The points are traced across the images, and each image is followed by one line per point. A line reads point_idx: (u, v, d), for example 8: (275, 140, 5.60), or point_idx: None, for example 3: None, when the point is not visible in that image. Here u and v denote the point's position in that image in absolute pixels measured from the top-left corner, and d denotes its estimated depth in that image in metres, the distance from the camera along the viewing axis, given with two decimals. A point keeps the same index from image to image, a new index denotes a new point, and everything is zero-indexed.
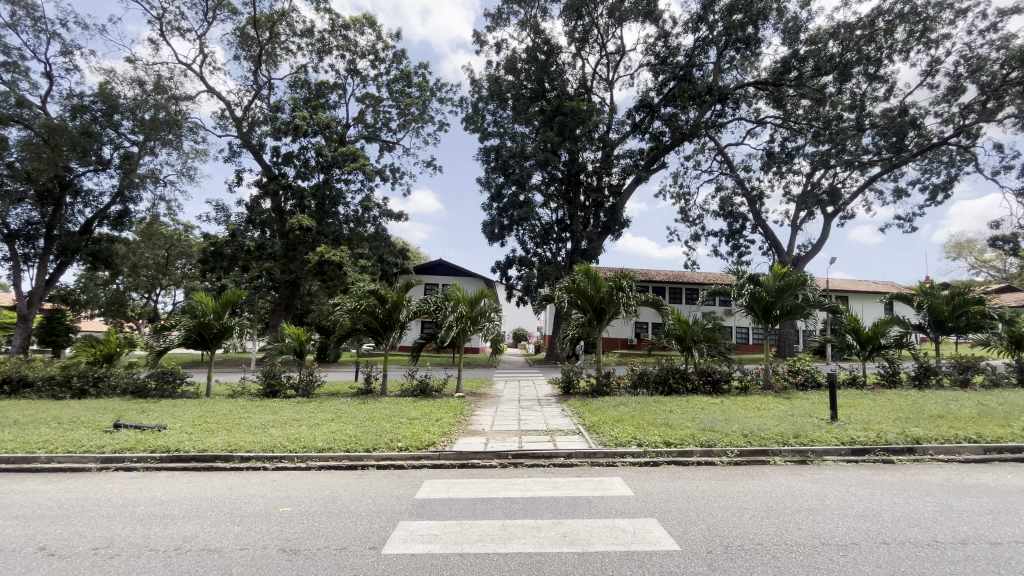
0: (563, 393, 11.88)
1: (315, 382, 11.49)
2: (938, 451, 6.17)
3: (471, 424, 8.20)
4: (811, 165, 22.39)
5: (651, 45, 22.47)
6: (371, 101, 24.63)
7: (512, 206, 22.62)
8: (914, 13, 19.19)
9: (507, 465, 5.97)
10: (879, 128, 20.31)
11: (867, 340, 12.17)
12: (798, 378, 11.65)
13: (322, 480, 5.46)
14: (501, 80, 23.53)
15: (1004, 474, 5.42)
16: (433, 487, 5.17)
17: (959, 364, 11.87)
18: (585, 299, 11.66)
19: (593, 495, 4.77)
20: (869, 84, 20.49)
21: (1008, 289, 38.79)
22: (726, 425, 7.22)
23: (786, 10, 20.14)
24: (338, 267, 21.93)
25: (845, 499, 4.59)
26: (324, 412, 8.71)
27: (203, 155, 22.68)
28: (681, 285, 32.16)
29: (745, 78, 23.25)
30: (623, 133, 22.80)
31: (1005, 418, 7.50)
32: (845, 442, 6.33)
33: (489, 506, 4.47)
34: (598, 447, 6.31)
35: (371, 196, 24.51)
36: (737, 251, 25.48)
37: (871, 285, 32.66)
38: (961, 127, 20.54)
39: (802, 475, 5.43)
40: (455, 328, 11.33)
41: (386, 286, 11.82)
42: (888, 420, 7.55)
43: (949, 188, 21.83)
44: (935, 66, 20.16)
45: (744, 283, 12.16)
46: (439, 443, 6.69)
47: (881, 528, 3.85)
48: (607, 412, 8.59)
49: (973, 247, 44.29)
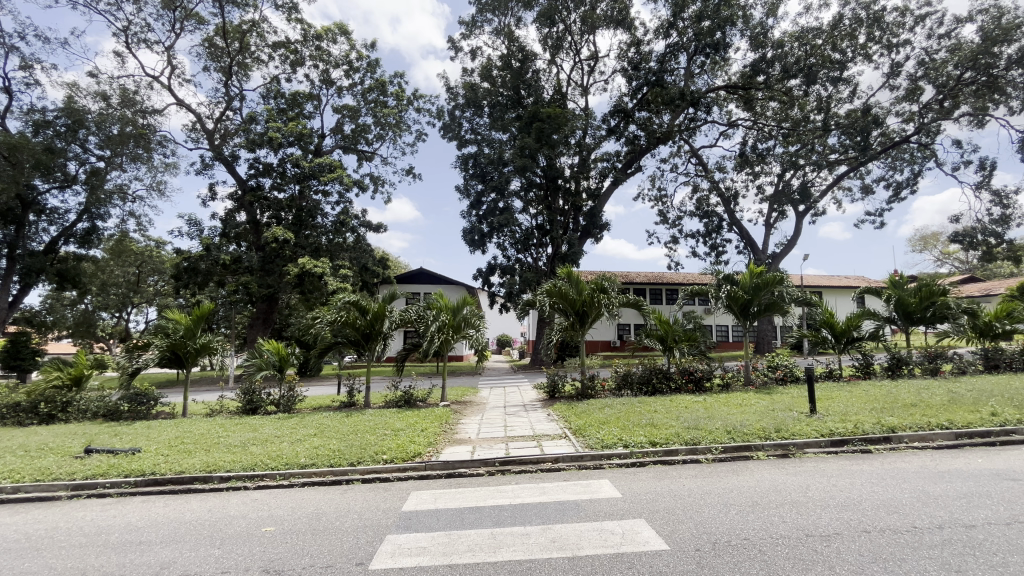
0: (549, 398, 11.89)
1: (296, 397, 11.29)
2: (912, 439, 6.35)
3: (457, 433, 8.14)
4: (782, 166, 23.06)
5: (624, 52, 22.97)
6: (349, 112, 24.47)
7: (491, 213, 22.70)
8: (872, 18, 19.99)
9: (495, 472, 5.95)
10: (843, 127, 21.16)
11: (843, 333, 12.40)
12: (777, 374, 11.88)
13: (305, 497, 5.35)
14: (477, 87, 23.67)
15: (976, 459, 5.62)
16: (421, 498, 5.12)
17: (928, 353, 12.40)
18: (568, 302, 11.67)
19: (582, 497, 4.79)
20: (834, 86, 21.20)
21: (969, 279, 40.63)
22: (709, 422, 7.31)
23: (751, 16, 20.80)
24: (319, 278, 21.63)
25: (828, 490, 4.69)
26: (306, 427, 8.56)
27: (174, 169, 22.26)
28: (661, 285, 32.71)
29: (715, 83, 23.63)
30: (599, 138, 23.03)
31: (973, 404, 7.79)
32: (824, 434, 6.47)
33: (478, 515, 4.44)
34: (585, 450, 6.32)
35: (350, 206, 24.31)
36: (714, 251, 26.00)
37: (842, 280, 33.68)
38: (921, 125, 21.37)
39: (783, 469, 5.52)
40: (438, 338, 11.26)
41: (367, 296, 11.60)
42: (864, 411, 7.74)
43: (913, 184, 22.67)
44: (895, 70, 21.03)
45: (721, 283, 12.44)
46: (425, 453, 6.62)
47: (862, 517, 3.94)
48: (592, 414, 8.62)
49: (938, 239, 46.09)
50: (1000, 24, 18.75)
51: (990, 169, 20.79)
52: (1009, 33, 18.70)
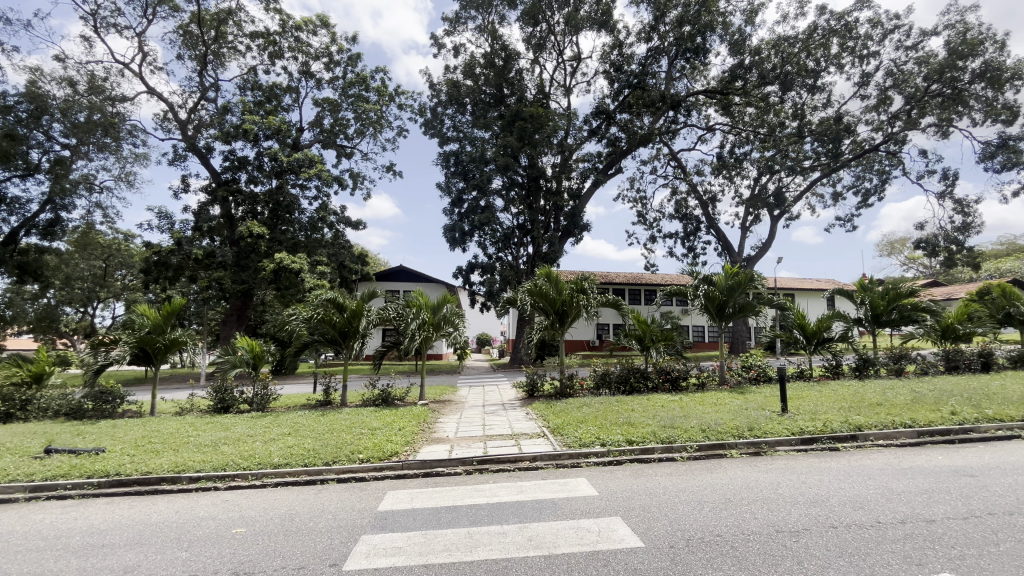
0: (528, 397, 11.92)
1: (271, 396, 11.06)
2: (878, 437, 6.57)
3: (435, 432, 8.08)
4: (758, 170, 23.57)
5: (606, 54, 23.15)
6: (329, 105, 24.02)
7: (473, 211, 22.63)
8: (845, 29, 20.57)
9: (472, 471, 5.92)
10: (817, 134, 21.74)
11: (814, 335, 12.74)
12: (750, 373, 12.16)
13: (278, 497, 5.23)
14: (459, 84, 23.60)
15: (937, 456, 5.85)
16: (397, 497, 5.07)
17: (893, 354, 12.86)
18: (548, 301, 11.70)
19: (559, 496, 4.81)
20: (809, 94, 21.77)
21: (933, 284, 42.25)
22: (685, 420, 7.44)
23: (731, 23, 21.19)
24: (295, 274, 21.20)
25: (797, 487, 4.82)
26: (280, 426, 8.38)
27: (144, 159, 21.55)
28: (640, 286, 33.12)
29: (694, 87, 23.97)
30: (581, 139, 23.15)
31: (934, 404, 8.12)
32: (795, 433, 6.64)
33: (454, 514, 4.42)
34: (563, 449, 6.34)
35: (328, 202, 23.90)
36: (691, 253, 26.43)
37: (813, 283, 34.64)
38: (890, 134, 22.12)
39: (756, 467, 5.64)
40: (418, 337, 11.16)
41: (345, 293, 11.40)
42: (833, 410, 7.98)
43: (881, 191, 23.45)
44: (866, 80, 21.68)
45: (698, 284, 12.64)
46: (402, 453, 6.55)
47: (830, 513, 4.06)
48: (571, 413, 8.68)
49: (904, 245, 47.84)
50: (965, 39, 19.56)
51: (953, 179, 21.64)
52: (974, 48, 19.52)
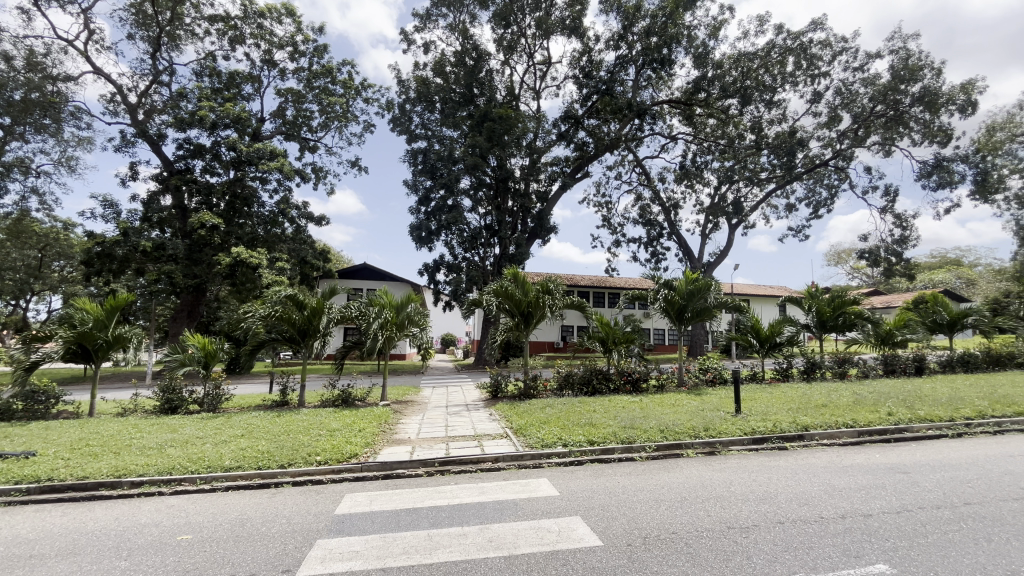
0: (491, 398, 11.90)
1: (223, 396, 10.60)
2: (822, 437, 6.93)
3: (396, 433, 7.95)
4: (718, 180, 24.41)
5: (576, 59, 23.46)
6: (293, 96, 23.29)
7: (440, 210, 22.42)
8: (799, 49, 21.65)
9: (433, 473, 5.86)
10: (772, 147, 22.74)
11: (766, 339, 13.31)
12: (707, 376, 12.57)
13: (229, 501, 5.01)
14: (429, 82, 23.39)
15: (875, 454, 6.22)
16: (355, 500, 4.95)
17: (838, 358, 13.60)
18: (513, 302, 11.72)
19: (520, 497, 4.83)
20: (766, 109, 22.77)
21: (874, 293, 44.91)
22: (644, 421, 7.61)
23: (695, 37, 21.90)
24: (252, 270, 20.39)
25: (748, 484, 5.02)
26: (232, 428, 8.02)
27: (89, 144, 20.26)
28: (604, 289, 33.69)
29: (659, 96, 24.60)
30: (549, 142, 23.35)
31: (873, 405, 8.63)
32: (747, 432, 6.91)
33: (414, 517, 4.36)
34: (525, 450, 6.37)
35: (289, 195, 23.13)
36: (654, 258, 27.09)
37: (767, 289, 36.19)
38: (838, 151, 23.41)
39: (711, 466, 5.83)
40: (380, 336, 10.95)
41: (305, 290, 11.06)
42: (782, 411, 8.37)
43: (830, 204, 24.75)
44: (818, 98, 22.84)
45: (659, 289, 12.98)
46: (362, 454, 6.41)
47: (778, 509, 4.25)
48: (533, 414, 8.73)
49: (850, 255, 50.68)
50: (907, 65, 20.95)
51: (894, 195, 23.10)
52: (914, 73, 20.92)
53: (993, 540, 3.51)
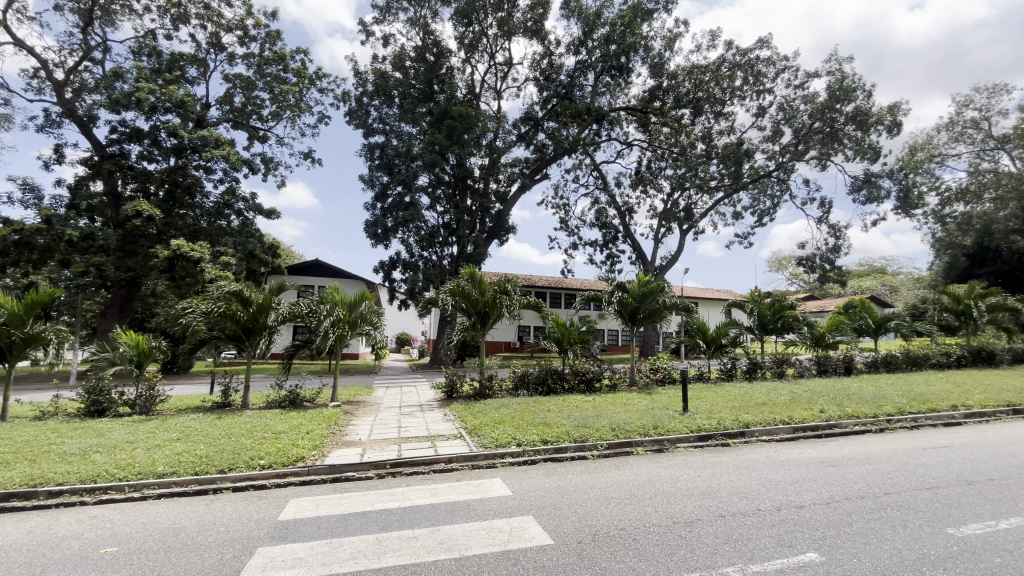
0: (446, 398, 11.79)
1: (157, 397, 9.93)
2: (761, 433, 7.31)
3: (346, 435, 7.71)
4: (671, 186, 25.29)
5: (537, 62, 23.66)
6: (242, 83, 22.18)
7: (397, 207, 22.00)
8: (746, 65, 22.79)
9: (384, 475, 5.74)
10: (721, 157, 23.80)
11: (712, 340, 13.92)
12: (657, 375, 12.98)
13: (162, 510, 4.70)
14: (388, 75, 22.89)
15: (808, 449, 6.62)
16: (300, 505, 4.76)
17: (777, 359, 14.41)
18: (470, 302, 11.66)
19: (472, 497, 4.80)
20: (716, 121, 23.82)
21: (810, 298, 47.94)
22: (596, 420, 7.76)
23: (651, 47, 22.60)
24: (194, 264, 19.24)
25: (692, 480, 5.22)
26: (167, 431, 7.53)
27: (6, 122, 18.47)
28: (560, 290, 34.15)
29: (616, 103, 25.20)
30: (509, 142, 23.43)
31: (807, 403, 9.19)
32: (694, 430, 7.19)
33: (363, 520, 4.24)
34: (478, 450, 6.35)
35: (236, 187, 22.02)
36: (609, 260, 27.72)
37: (714, 292, 37.84)
38: (780, 163, 24.81)
39: (659, 463, 6.02)
40: (331, 335, 10.59)
41: (252, 286, 10.54)
42: (726, 409, 8.76)
43: (773, 213, 26.19)
44: (763, 112, 24.11)
45: (613, 291, 13.30)
46: (309, 457, 6.17)
47: (719, 503, 4.44)
48: (488, 414, 8.71)
49: (789, 262, 53.81)
50: (842, 86, 22.48)
51: (829, 206, 24.74)
52: (848, 94, 22.48)
53: (908, 526, 3.82)
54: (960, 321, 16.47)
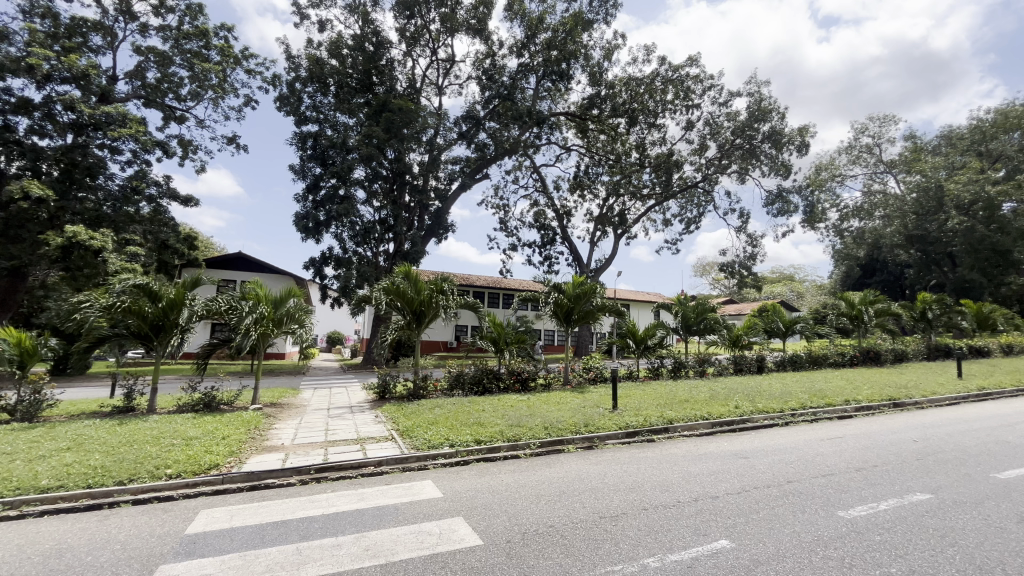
0: (378, 399, 11.44)
1: (44, 402, 8.81)
2: (683, 429, 7.74)
3: (268, 439, 7.26)
4: (606, 192, 26.17)
5: (479, 61, 23.59)
6: (156, 57, 20.24)
7: (330, 200, 21.05)
8: (677, 81, 24.09)
9: (308, 481, 5.45)
10: (654, 166, 24.97)
11: (641, 341, 14.58)
12: (589, 375, 13.39)
13: (45, 529, 4.16)
14: (323, 62, 21.84)
15: (724, 442, 7.10)
16: (212, 516, 4.41)
17: (699, 358, 15.36)
18: (405, 300, 11.39)
19: (401, 501, 4.68)
20: (649, 131, 24.98)
21: (729, 301, 51.61)
22: (530, 419, 7.85)
23: (591, 56, 23.28)
24: (94, 254, 17.29)
25: (619, 475, 5.42)
26: (54, 440, 6.69)
27: None
28: (498, 290, 34.29)
29: (557, 108, 25.68)
30: (449, 140, 23.16)
31: (724, 399, 9.86)
32: (622, 427, 7.48)
33: (282, 530, 4.00)
34: (410, 452, 6.21)
35: (147, 170, 20.06)
36: (547, 261, 28.20)
37: (644, 295, 39.67)
38: (706, 175, 26.46)
39: (588, 460, 6.20)
40: (253, 333, 9.90)
41: (162, 280, 9.64)
42: (652, 407, 9.20)
43: (698, 222, 27.86)
44: (692, 126, 25.58)
45: (550, 292, 13.56)
46: (224, 465, 5.73)
47: (643, 497, 4.64)
48: (421, 415, 8.54)
49: (712, 267, 57.60)
50: (760, 106, 24.38)
51: (747, 217, 26.72)
52: (765, 114, 24.42)
53: (806, 511, 4.21)
54: (853, 324, 18.42)
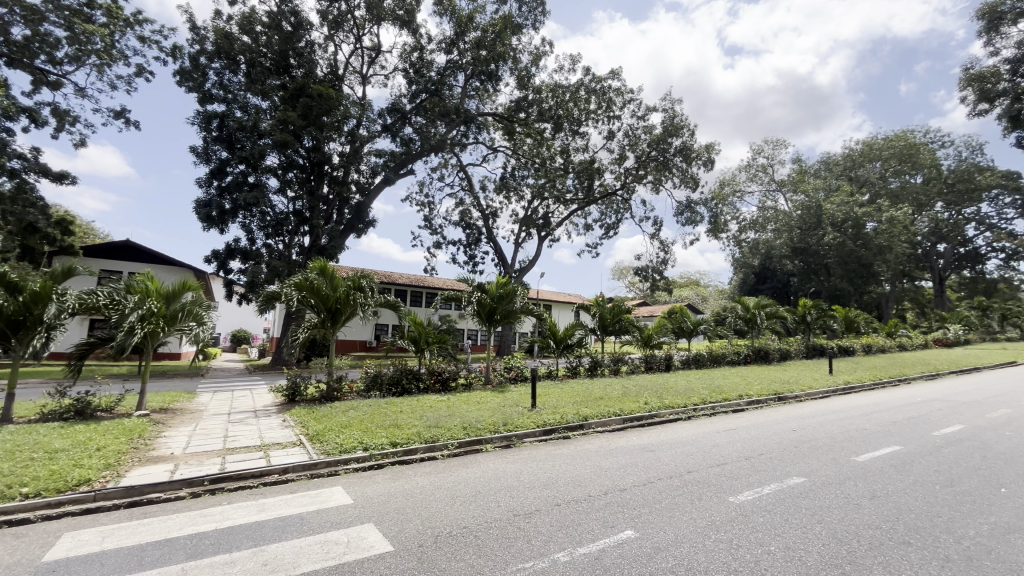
0: (287, 402, 10.71)
1: None
2: (597, 425, 8.07)
3: (154, 449, 6.51)
4: (531, 194, 26.63)
5: (406, 53, 22.97)
6: (23, 10, 17.41)
7: (236, 188, 19.39)
8: (600, 92, 25.11)
9: (200, 494, 4.95)
10: (577, 172, 25.80)
11: (561, 340, 15.03)
12: (510, 374, 13.54)
13: None
14: (233, 37, 20.07)
15: (633, 437, 7.50)
16: (78, 540, 3.85)
17: (613, 357, 16.13)
18: (320, 297, 10.78)
19: (307, 510, 4.41)
20: (573, 138, 25.79)
21: (642, 304, 54.80)
22: (448, 420, 7.76)
23: (519, 60, 23.58)
24: None
25: (535, 473, 5.53)
26: None
27: None
28: (421, 288, 33.63)
29: (484, 108, 25.69)
30: (373, 132, 22.31)
31: (636, 396, 10.44)
32: (539, 425, 7.64)
33: (164, 550, 3.60)
34: (319, 458, 5.86)
35: (7, 140, 17.20)
36: (471, 261, 28.10)
37: (565, 296, 40.94)
38: (624, 183, 27.85)
39: (505, 458, 6.25)
40: (140, 331, 8.82)
41: (24, 269, 8.29)
42: (569, 404, 9.49)
43: (616, 227, 29.25)
44: (612, 136, 26.81)
45: (473, 291, 13.54)
46: (97, 480, 5.04)
47: (556, 493, 4.77)
48: (334, 418, 8.13)
49: (628, 271, 60.82)
50: (673, 123, 26.14)
51: (659, 225, 28.51)
52: (678, 130, 26.22)
53: (702, 498, 4.56)
54: (748, 326, 20.33)
